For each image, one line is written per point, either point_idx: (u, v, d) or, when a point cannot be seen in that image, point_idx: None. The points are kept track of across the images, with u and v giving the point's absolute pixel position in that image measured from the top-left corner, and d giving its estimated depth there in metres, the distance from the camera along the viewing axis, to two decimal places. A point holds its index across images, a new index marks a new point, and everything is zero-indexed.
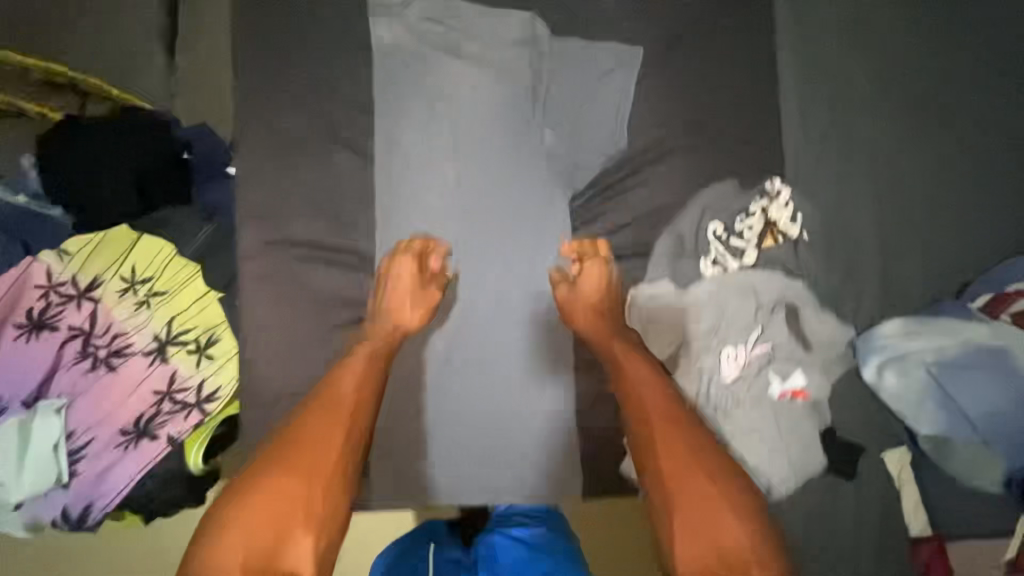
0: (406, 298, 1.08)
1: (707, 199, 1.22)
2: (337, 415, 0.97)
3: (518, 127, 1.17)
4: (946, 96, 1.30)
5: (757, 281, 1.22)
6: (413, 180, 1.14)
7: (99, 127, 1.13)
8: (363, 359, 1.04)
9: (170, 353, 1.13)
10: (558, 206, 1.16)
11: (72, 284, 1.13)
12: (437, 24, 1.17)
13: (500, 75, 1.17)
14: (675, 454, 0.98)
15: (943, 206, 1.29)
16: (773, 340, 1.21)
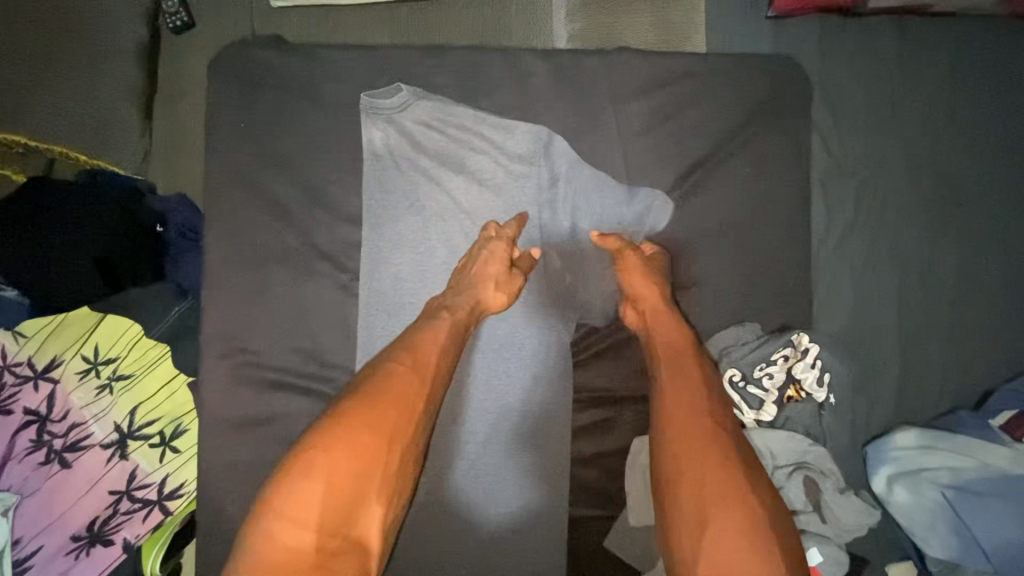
0: (489, 274, 0.81)
1: (748, 340, 0.85)
2: (415, 382, 0.73)
3: (512, 190, 0.86)
4: (975, 198, 1.25)
5: (765, 444, 0.82)
6: (366, 262, 0.84)
7: (65, 197, 1.03)
8: (448, 330, 0.78)
9: (132, 448, 1.04)
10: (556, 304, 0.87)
11: (28, 364, 1.03)
12: (426, 106, 0.85)
13: (502, 191, 0.86)
14: (713, 473, 0.69)
15: (960, 311, 1.25)
16: (822, 530, 0.81)
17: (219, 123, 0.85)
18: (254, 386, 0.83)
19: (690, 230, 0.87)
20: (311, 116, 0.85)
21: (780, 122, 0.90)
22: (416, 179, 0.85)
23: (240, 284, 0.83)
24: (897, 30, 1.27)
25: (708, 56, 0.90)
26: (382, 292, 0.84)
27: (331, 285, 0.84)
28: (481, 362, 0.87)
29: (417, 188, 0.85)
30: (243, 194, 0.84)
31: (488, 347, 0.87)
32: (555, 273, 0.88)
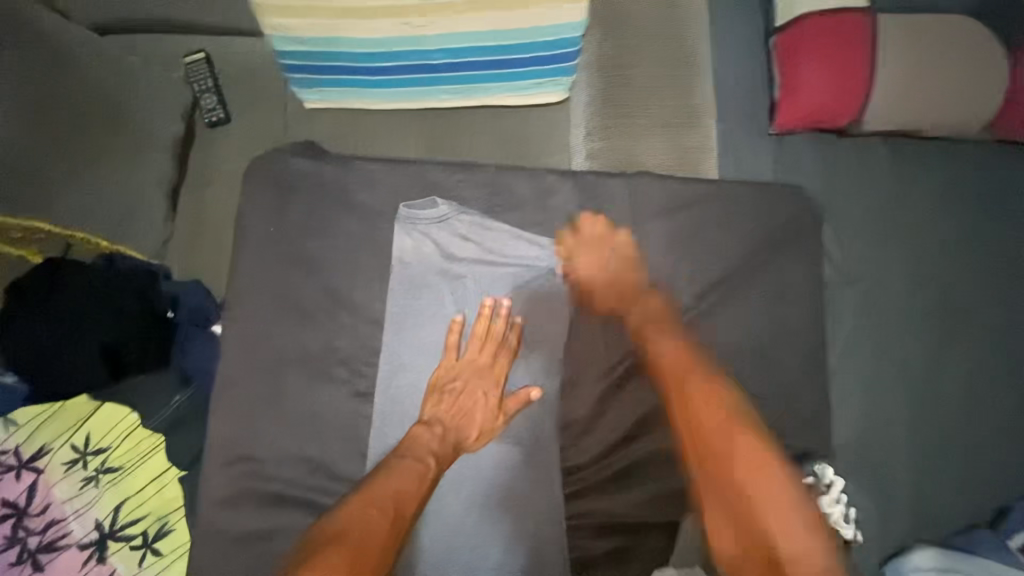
0: (478, 412, 0.83)
1: None
2: (391, 510, 0.72)
3: (539, 304, 0.89)
4: (973, 310, 1.29)
5: None
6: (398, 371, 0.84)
7: (73, 282, 1.02)
8: (414, 458, 0.78)
9: (112, 549, 0.97)
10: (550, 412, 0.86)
11: (14, 454, 0.99)
12: (463, 220, 0.89)
13: (524, 302, 0.88)
14: (745, 451, 0.78)
15: (968, 422, 1.25)
16: None
17: (251, 225, 0.88)
18: (258, 493, 0.80)
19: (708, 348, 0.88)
20: (342, 223, 0.88)
21: (792, 246, 0.93)
22: (448, 288, 0.87)
23: (256, 386, 0.83)
24: (890, 151, 1.35)
25: (721, 182, 0.95)
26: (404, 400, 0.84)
27: (345, 389, 0.83)
28: (477, 475, 0.84)
29: (445, 298, 0.87)
30: (268, 295, 0.85)
31: (494, 458, 0.85)
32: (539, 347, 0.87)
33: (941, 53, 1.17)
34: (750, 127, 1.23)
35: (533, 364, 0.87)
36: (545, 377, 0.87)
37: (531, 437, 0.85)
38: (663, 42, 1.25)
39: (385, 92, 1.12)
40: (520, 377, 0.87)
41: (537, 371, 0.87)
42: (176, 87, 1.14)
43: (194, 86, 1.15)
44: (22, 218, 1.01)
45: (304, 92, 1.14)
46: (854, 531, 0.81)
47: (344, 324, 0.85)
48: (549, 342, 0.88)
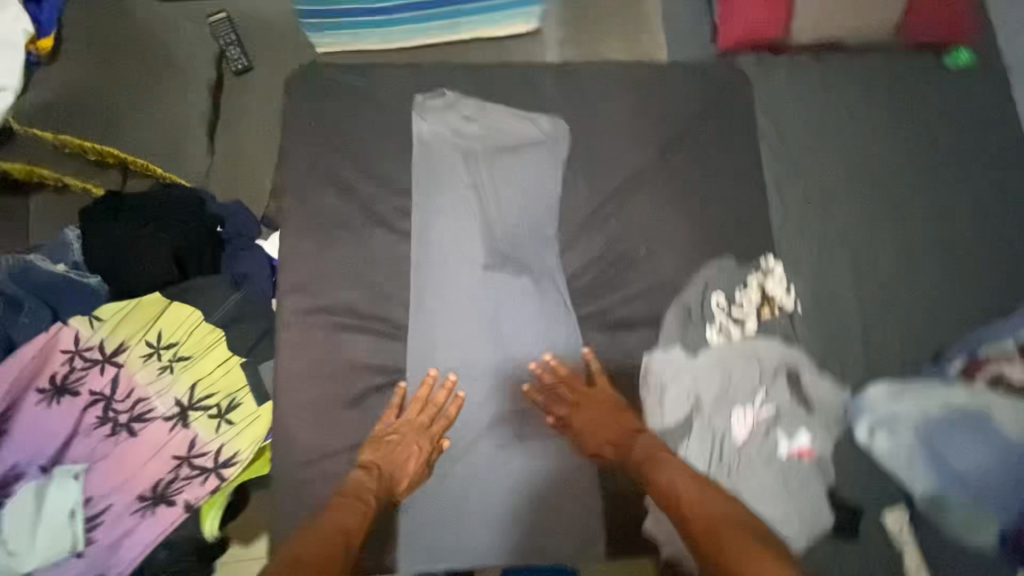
0: (411, 460, 0.93)
1: (710, 273, 1.02)
2: (344, 533, 0.78)
3: (539, 165, 1.06)
4: (900, 186, 1.56)
5: (758, 344, 0.99)
6: (429, 225, 1.01)
7: (137, 203, 1.21)
8: (354, 498, 0.85)
9: (192, 418, 1.14)
10: (553, 250, 1.03)
11: (99, 349, 1.16)
12: (466, 104, 1.08)
13: (526, 164, 1.05)
14: (711, 507, 0.78)
15: (908, 278, 1.50)
16: (778, 400, 0.96)
17: (293, 126, 1.08)
18: (325, 327, 0.99)
19: (678, 187, 1.07)
20: (368, 116, 1.08)
21: (741, 109, 1.14)
22: (460, 158, 1.05)
23: (312, 247, 1.01)
24: (817, 60, 1.60)
25: (675, 66, 1.16)
26: (430, 244, 1.01)
27: (385, 244, 1.01)
28: (483, 310, 1.00)
29: (460, 161, 1.05)
30: (315, 176, 1.05)
31: (502, 283, 1.00)
32: (514, 229, 1.02)
33: None
34: None
35: (538, 213, 1.03)
36: (548, 218, 1.04)
37: (542, 266, 1.02)
38: None
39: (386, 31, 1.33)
40: (525, 218, 1.03)
41: (542, 212, 1.04)
42: (205, 42, 1.34)
43: (220, 40, 1.35)
44: (97, 141, 1.21)
45: (316, 37, 1.33)
46: (798, 304, 1.00)
47: (380, 194, 1.04)
48: (549, 190, 1.05)
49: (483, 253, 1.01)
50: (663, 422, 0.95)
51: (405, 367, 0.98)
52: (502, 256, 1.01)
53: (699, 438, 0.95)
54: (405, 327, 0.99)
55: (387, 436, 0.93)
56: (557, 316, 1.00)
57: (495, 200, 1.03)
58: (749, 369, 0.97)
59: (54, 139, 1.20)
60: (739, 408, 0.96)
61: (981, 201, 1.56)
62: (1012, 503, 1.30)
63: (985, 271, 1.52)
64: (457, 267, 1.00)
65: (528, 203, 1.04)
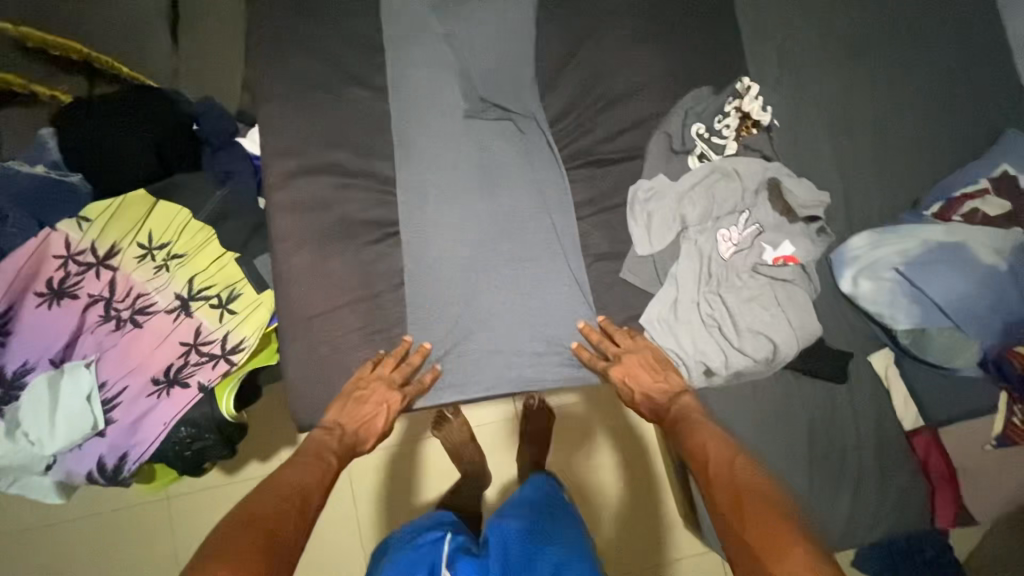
0: (377, 418, 0.94)
1: (687, 104, 1.04)
2: (294, 492, 0.79)
3: (509, 13, 1.05)
4: (872, 38, 1.57)
5: (739, 162, 1.01)
6: (406, 80, 1.03)
7: (110, 103, 1.19)
8: (321, 454, 0.88)
9: (195, 308, 1.16)
10: (530, 97, 1.05)
11: (91, 252, 1.15)
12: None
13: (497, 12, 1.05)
14: (743, 479, 0.78)
15: (881, 129, 1.54)
16: (761, 215, 1.00)
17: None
18: (313, 190, 1.00)
19: (649, 24, 1.07)
20: None
21: None
22: (429, 13, 1.05)
23: (290, 112, 1.01)
24: None
25: None
26: (412, 95, 1.02)
27: (366, 103, 1.02)
28: (468, 159, 1.02)
29: (433, 12, 1.05)
30: (285, 43, 1.03)
31: (487, 128, 1.03)
32: (491, 79, 1.04)
33: None
34: None
35: (513, 61, 1.05)
36: (526, 63, 1.05)
37: (526, 109, 1.04)
38: None
39: None
40: (503, 64, 1.04)
41: (519, 57, 1.05)
42: None
43: None
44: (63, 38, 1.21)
45: None
46: (774, 119, 1.02)
47: (354, 55, 1.03)
48: (524, 34, 1.06)
49: (466, 100, 1.03)
50: (651, 248, 1.00)
51: (398, 221, 1.01)
52: (481, 106, 1.03)
53: (689, 257, 0.99)
54: (394, 183, 1.02)
55: (359, 404, 0.94)
56: (541, 160, 1.03)
57: (469, 51, 1.04)
58: (732, 188, 1.00)
59: (16, 31, 1.18)
60: (723, 227, 1.00)
61: (952, 46, 1.57)
62: (992, 323, 1.35)
63: (959, 114, 1.54)
64: (439, 119, 1.02)
65: (503, 52, 1.04)
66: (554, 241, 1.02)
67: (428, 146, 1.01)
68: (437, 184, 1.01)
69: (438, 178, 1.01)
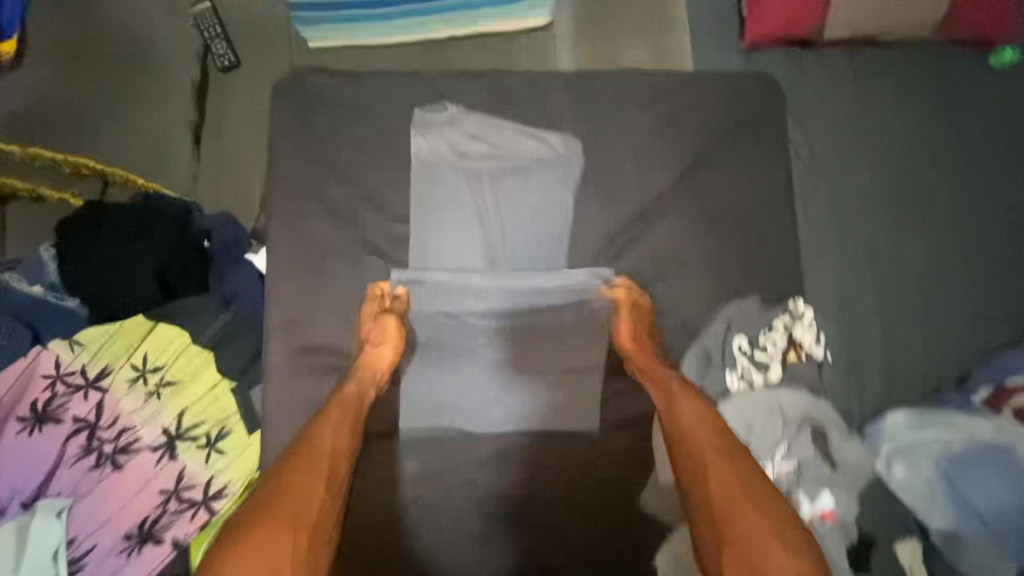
0: (383, 347, 0.94)
1: (732, 314, 1.00)
2: (315, 464, 0.77)
3: (547, 189, 1.01)
4: (931, 198, 1.48)
5: (784, 395, 0.97)
6: (431, 249, 1.00)
7: (118, 219, 1.11)
8: (339, 409, 0.87)
9: (180, 449, 1.09)
10: (559, 284, 1.01)
11: (81, 373, 1.10)
12: (470, 121, 1.03)
13: (531, 188, 1.01)
14: (725, 467, 0.75)
15: (930, 297, 1.45)
16: (801, 458, 0.93)
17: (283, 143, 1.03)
18: (318, 366, 0.99)
19: (694, 216, 1.03)
20: (376, 138, 1.02)
21: (766, 130, 1.07)
22: (462, 179, 1.01)
23: (310, 279, 1.00)
24: (850, 59, 1.52)
25: (699, 75, 1.08)
26: (435, 261, 1.00)
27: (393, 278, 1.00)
28: (484, 338, 1.01)
29: (462, 175, 1.01)
30: (312, 204, 1.01)
31: (507, 318, 1.01)
32: (517, 261, 1.01)
33: None
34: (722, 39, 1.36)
35: (542, 244, 1.01)
36: (556, 252, 1.01)
37: (555, 299, 1.01)
38: None
39: (384, 24, 1.22)
40: (531, 245, 1.01)
41: (550, 240, 1.01)
42: (187, 36, 1.22)
43: (203, 33, 1.22)
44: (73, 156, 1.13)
45: (309, 33, 1.23)
46: (825, 352, 1.00)
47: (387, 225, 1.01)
48: (557, 218, 1.01)
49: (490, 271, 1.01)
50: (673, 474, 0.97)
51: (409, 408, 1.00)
52: (502, 286, 1.00)
53: None
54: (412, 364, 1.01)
55: (365, 359, 0.94)
56: (561, 353, 1.01)
57: (498, 225, 1.01)
58: (771, 423, 0.94)
59: (25, 152, 1.11)
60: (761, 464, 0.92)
61: (1014, 216, 1.48)
62: None
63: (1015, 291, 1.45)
64: (461, 293, 1.00)
65: (532, 234, 1.01)
66: (558, 436, 1.00)
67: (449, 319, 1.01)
68: (455, 358, 1.01)
69: (456, 353, 1.01)
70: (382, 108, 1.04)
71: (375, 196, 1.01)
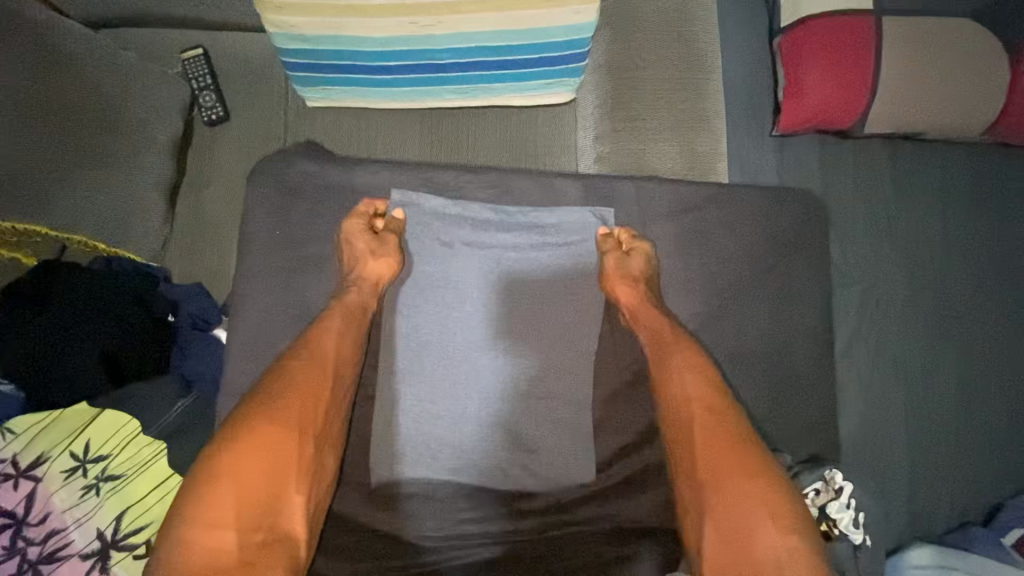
0: (371, 259, 0.88)
1: None
2: (316, 375, 0.78)
3: (555, 298, 0.94)
4: (967, 312, 1.38)
5: None
6: (425, 348, 0.91)
7: (71, 289, 1.00)
8: (341, 317, 0.84)
9: (114, 559, 0.95)
10: (564, 399, 0.92)
11: (11, 462, 0.96)
12: (478, 214, 0.95)
13: (539, 292, 0.94)
14: (713, 436, 0.75)
15: (959, 420, 1.34)
16: None
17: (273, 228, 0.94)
18: None
19: (717, 347, 0.93)
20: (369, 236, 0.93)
21: (801, 252, 0.98)
22: (465, 277, 0.94)
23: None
24: (888, 155, 1.42)
25: (730, 186, 0.99)
26: (424, 303, 0.92)
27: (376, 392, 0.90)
28: (480, 441, 0.90)
29: (458, 225, 0.95)
30: (292, 301, 0.91)
31: (509, 404, 0.91)
32: (522, 367, 0.92)
33: (928, 58, 1.27)
34: (757, 129, 1.27)
35: (550, 353, 0.92)
36: (579, 337, 0.93)
37: (558, 416, 0.91)
38: (670, 53, 1.28)
39: (390, 91, 1.12)
40: (536, 357, 0.92)
41: (560, 354, 0.93)
42: (171, 85, 1.10)
43: (192, 82, 1.12)
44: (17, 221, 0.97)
45: (307, 92, 1.12)
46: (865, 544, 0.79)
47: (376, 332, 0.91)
48: (580, 305, 0.94)
49: (501, 333, 0.92)
50: None
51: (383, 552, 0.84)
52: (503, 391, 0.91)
53: None
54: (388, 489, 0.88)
55: (363, 269, 0.88)
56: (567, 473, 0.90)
57: (501, 325, 0.93)
58: None
59: None
60: None
61: None
62: None
63: None
64: (454, 391, 0.90)
65: (540, 340, 0.93)
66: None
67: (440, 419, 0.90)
68: (444, 449, 0.89)
69: (446, 444, 0.89)
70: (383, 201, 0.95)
71: None
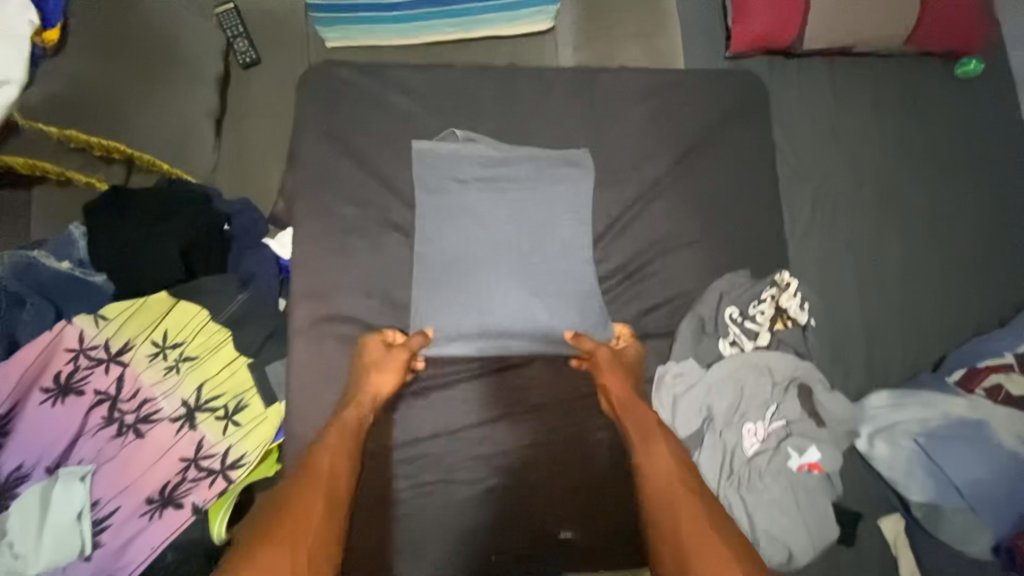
0: (384, 373, 0.98)
1: (724, 286, 1.08)
2: (316, 483, 0.80)
3: (557, 169, 1.11)
4: (906, 195, 1.60)
5: (774, 360, 1.04)
6: (452, 217, 1.08)
7: (144, 204, 1.18)
8: (337, 435, 0.90)
9: (199, 420, 1.12)
10: (575, 247, 1.08)
11: (103, 348, 1.13)
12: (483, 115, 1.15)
13: (543, 166, 1.11)
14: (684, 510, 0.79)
15: (907, 285, 1.55)
16: (788, 415, 1.03)
17: (312, 129, 1.12)
18: (338, 335, 1.05)
19: (688, 202, 1.14)
20: (394, 131, 1.13)
21: (749, 127, 1.19)
22: (479, 159, 1.11)
23: (335, 253, 1.07)
24: (829, 67, 1.64)
25: (688, 76, 1.20)
26: (447, 180, 1.09)
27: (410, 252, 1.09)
28: (505, 284, 1.05)
29: (472, 136, 1.13)
30: (335, 185, 1.09)
31: (529, 252, 1.07)
32: (534, 224, 1.08)
33: None
34: (710, 50, 1.50)
35: (557, 215, 1.09)
36: (581, 196, 1.10)
37: (571, 261, 1.08)
38: None
39: (399, 28, 1.32)
40: (548, 216, 1.09)
41: (566, 209, 1.09)
42: (212, 33, 1.29)
43: (227, 31, 1.31)
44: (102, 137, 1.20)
45: (327, 32, 1.31)
46: (810, 318, 1.06)
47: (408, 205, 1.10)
48: (580, 172, 1.11)
49: (515, 199, 1.09)
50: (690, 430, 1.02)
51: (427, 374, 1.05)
52: (521, 246, 1.07)
53: (712, 448, 1.02)
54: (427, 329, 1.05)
55: (367, 382, 0.98)
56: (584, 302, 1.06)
57: (513, 195, 1.09)
58: (762, 383, 1.03)
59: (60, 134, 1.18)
60: (754, 420, 1.02)
61: (979, 212, 1.61)
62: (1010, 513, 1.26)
63: (982, 281, 1.57)
64: (483, 245, 1.06)
65: (549, 203, 1.10)
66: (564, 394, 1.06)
67: (470, 268, 1.05)
68: (473, 294, 1.04)
69: (475, 288, 1.04)
70: (404, 103, 1.14)
71: (394, 180, 1.11)
